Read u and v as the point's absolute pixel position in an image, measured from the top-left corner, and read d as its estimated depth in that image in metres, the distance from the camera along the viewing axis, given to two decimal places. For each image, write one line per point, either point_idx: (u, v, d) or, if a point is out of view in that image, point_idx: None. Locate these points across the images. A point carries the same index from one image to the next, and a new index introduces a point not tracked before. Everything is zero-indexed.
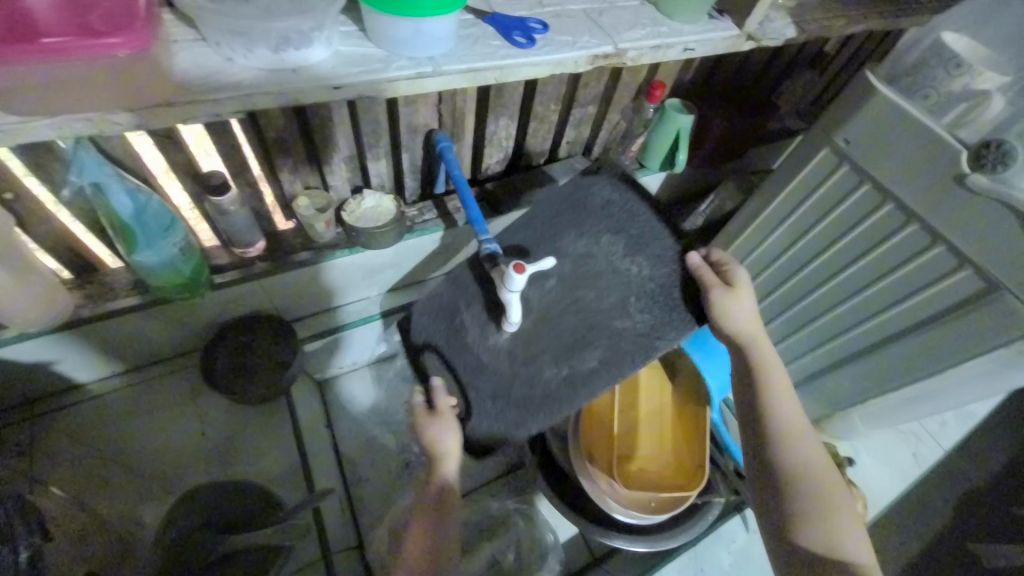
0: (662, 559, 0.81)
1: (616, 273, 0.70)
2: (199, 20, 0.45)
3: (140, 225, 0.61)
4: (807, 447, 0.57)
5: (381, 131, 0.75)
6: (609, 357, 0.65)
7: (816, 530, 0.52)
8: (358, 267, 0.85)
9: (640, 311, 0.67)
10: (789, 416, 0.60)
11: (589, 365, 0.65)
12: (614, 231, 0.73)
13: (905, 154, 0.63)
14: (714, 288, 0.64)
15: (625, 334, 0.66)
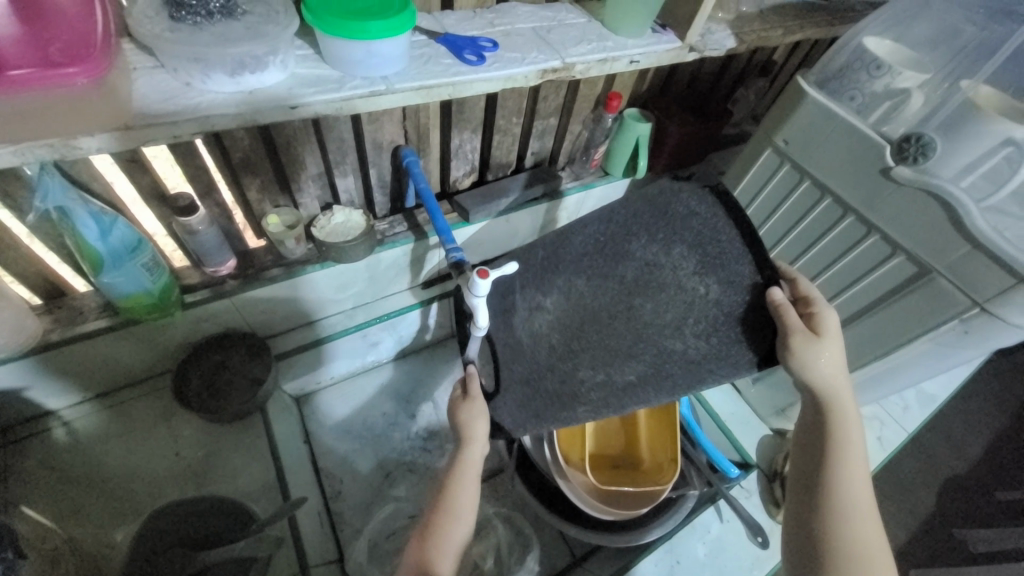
0: (639, 554, 0.81)
1: (678, 291, 0.55)
2: (156, 49, 0.47)
3: (106, 247, 0.62)
4: (868, 527, 0.50)
5: (347, 147, 0.78)
6: (652, 373, 0.55)
7: None
8: (330, 282, 0.86)
9: (696, 334, 0.53)
10: (856, 487, 0.51)
11: (627, 378, 0.56)
12: (688, 243, 0.55)
13: (837, 151, 0.68)
14: (797, 333, 0.50)
15: (674, 356, 0.54)
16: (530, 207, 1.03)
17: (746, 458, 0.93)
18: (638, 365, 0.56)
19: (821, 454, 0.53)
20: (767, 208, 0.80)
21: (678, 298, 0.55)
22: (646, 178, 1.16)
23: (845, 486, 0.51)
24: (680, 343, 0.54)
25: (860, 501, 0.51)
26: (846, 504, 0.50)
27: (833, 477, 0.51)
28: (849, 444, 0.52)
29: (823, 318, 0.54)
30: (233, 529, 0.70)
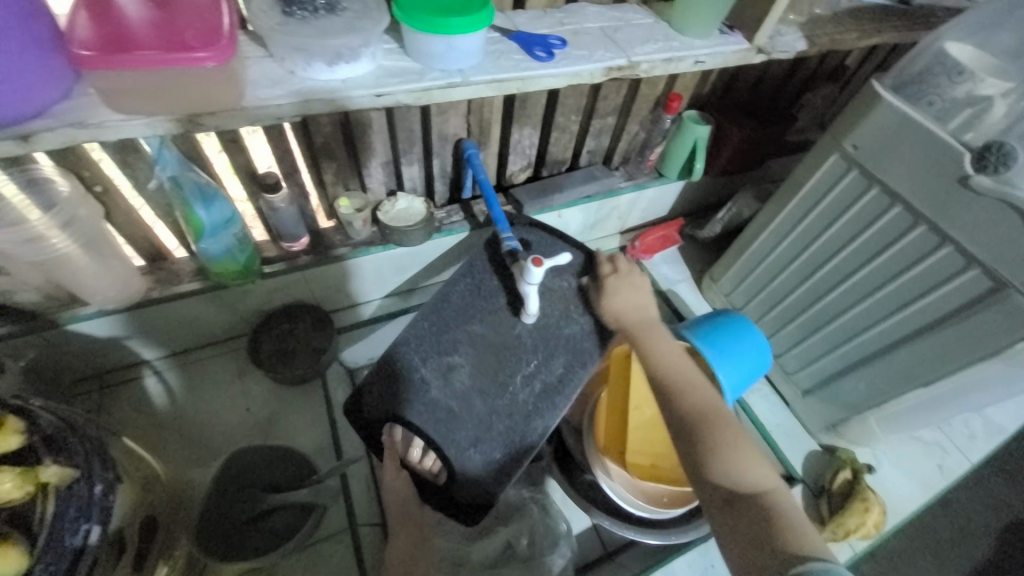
0: (672, 553, 0.84)
1: (552, 293, 0.81)
2: (268, 39, 0.53)
3: (206, 216, 0.70)
4: (692, 397, 0.67)
5: (415, 137, 0.83)
6: (570, 361, 0.77)
7: (715, 465, 0.60)
8: (390, 263, 0.93)
9: (579, 316, 0.80)
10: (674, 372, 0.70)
11: (554, 372, 0.77)
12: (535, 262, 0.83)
13: (910, 157, 0.66)
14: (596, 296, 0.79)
15: (571, 338, 0.79)
16: (582, 203, 1.05)
17: (791, 472, 0.90)
18: (554, 359, 0.77)
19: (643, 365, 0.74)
20: (829, 214, 0.78)
21: (551, 299, 0.80)
22: (700, 181, 1.15)
23: (677, 377, 0.69)
24: (574, 328, 0.80)
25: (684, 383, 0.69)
26: (679, 387, 0.68)
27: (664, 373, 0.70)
28: (659, 350, 0.73)
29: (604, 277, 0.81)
30: (293, 479, 0.78)
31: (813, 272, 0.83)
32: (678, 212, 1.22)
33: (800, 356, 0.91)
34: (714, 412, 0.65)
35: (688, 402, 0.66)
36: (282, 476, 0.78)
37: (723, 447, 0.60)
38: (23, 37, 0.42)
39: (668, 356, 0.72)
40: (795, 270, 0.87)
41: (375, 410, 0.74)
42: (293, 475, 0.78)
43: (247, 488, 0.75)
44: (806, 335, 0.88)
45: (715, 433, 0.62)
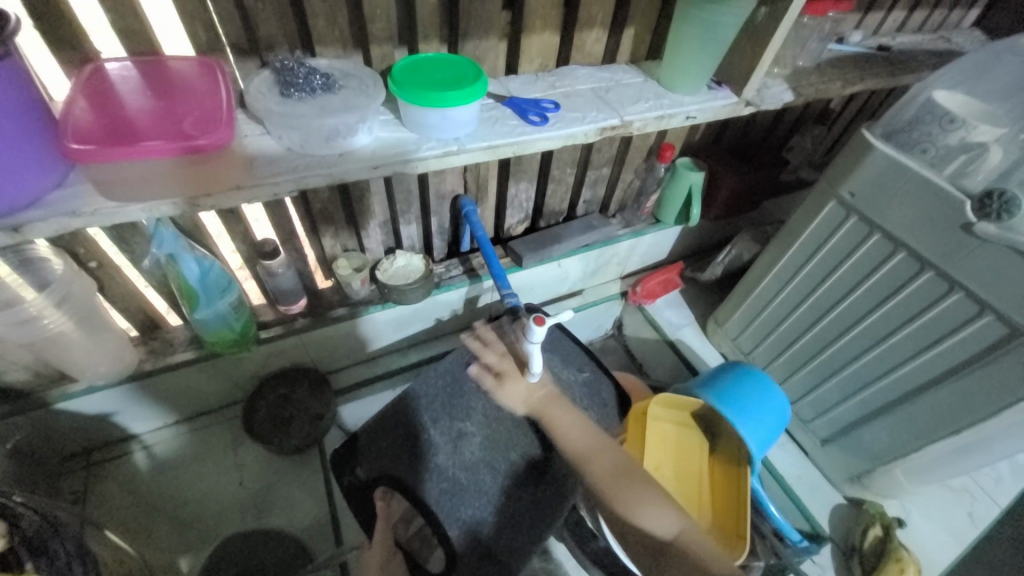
0: None
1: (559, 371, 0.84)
2: (266, 119, 0.54)
3: (202, 287, 0.69)
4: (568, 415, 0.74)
5: (412, 198, 0.83)
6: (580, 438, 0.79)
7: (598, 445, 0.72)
8: (389, 322, 0.91)
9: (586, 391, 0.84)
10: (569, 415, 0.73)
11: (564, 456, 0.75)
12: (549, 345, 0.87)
13: (908, 204, 0.66)
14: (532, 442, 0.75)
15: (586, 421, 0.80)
16: (581, 253, 1.05)
17: (817, 529, 0.85)
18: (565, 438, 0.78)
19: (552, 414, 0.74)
20: (831, 260, 0.78)
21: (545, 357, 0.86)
22: (698, 225, 1.16)
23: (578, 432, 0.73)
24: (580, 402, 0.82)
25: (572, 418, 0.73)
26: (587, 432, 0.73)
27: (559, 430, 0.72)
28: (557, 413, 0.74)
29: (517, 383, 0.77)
30: (284, 564, 0.75)
31: (821, 316, 0.82)
32: (678, 256, 1.22)
33: (815, 404, 0.88)
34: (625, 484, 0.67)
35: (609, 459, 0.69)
36: (273, 561, 0.75)
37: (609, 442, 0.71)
38: (16, 130, 0.42)
39: (575, 429, 0.71)
40: (802, 313, 0.85)
41: (372, 473, 0.72)
42: (285, 560, 0.76)
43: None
44: (818, 382, 0.86)
45: (642, 490, 0.66)
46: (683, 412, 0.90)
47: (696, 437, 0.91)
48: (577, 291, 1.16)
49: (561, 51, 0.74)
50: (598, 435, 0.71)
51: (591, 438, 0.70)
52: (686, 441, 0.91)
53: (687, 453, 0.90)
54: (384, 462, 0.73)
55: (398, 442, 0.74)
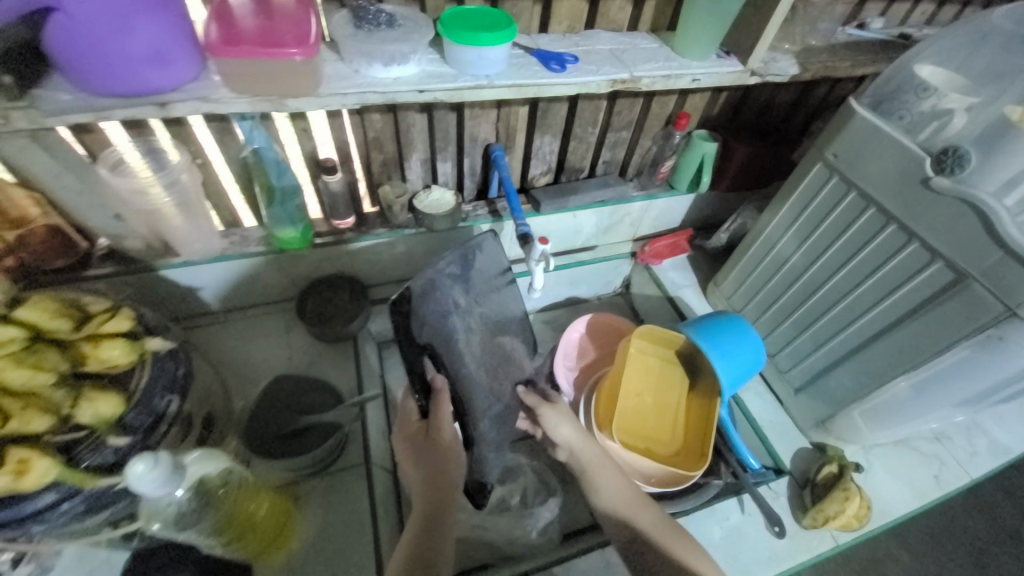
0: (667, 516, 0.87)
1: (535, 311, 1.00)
2: (344, 45, 0.69)
3: (279, 186, 0.87)
4: (606, 482, 0.79)
5: (449, 138, 0.98)
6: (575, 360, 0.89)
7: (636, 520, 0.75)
8: (421, 246, 1.07)
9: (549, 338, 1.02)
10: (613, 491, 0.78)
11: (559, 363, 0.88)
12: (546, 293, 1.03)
13: (879, 165, 0.74)
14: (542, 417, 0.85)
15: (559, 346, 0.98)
16: (596, 208, 1.16)
17: (779, 464, 0.94)
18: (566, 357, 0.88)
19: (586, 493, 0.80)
20: (815, 217, 0.86)
21: None
22: (709, 196, 1.25)
23: (598, 481, 0.79)
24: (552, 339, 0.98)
25: (609, 486, 0.79)
26: (604, 491, 0.78)
27: (598, 490, 0.79)
28: (598, 474, 0.80)
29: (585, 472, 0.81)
30: (320, 405, 0.87)
31: (805, 270, 0.89)
32: (689, 225, 1.31)
33: (792, 354, 0.96)
34: (660, 531, 0.73)
35: (642, 515, 0.75)
36: (309, 401, 0.88)
37: (622, 511, 0.76)
38: (169, 27, 0.58)
39: (612, 478, 0.80)
40: (788, 269, 0.93)
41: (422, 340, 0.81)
42: (321, 403, 0.88)
43: (285, 409, 0.85)
44: (797, 335, 0.94)
45: (667, 539, 0.72)
46: (669, 350, 1.02)
47: (679, 374, 1.02)
48: (590, 246, 1.27)
49: (586, 14, 0.86)
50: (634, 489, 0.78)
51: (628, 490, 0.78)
52: (668, 377, 1.02)
53: (668, 387, 1.01)
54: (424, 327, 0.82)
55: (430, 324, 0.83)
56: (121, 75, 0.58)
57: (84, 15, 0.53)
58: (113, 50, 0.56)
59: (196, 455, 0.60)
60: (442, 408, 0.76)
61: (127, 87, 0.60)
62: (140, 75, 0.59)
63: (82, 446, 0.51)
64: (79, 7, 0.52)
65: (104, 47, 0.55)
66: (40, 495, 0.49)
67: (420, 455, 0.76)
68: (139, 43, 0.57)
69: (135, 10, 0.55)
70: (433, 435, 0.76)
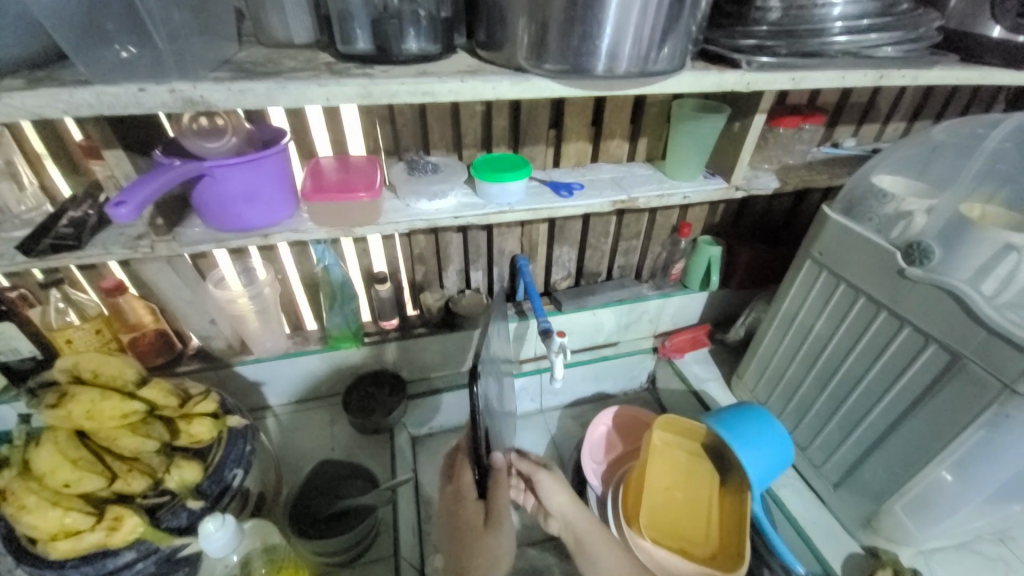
0: None
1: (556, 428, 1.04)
2: (399, 188, 0.90)
3: (340, 292, 1.04)
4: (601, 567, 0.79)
5: (481, 251, 1.16)
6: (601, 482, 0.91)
7: None
8: (454, 343, 1.19)
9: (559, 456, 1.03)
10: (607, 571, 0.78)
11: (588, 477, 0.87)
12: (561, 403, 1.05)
13: (857, 259, 0.83)
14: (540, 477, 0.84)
15: None
16: (614, 306, 1.27)
17: (827, 570, 0.87)
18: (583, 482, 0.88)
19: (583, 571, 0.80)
20: (815, 307, 0.93)
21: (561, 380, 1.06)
22: (722, 293, 1.34)
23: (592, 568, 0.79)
24: None
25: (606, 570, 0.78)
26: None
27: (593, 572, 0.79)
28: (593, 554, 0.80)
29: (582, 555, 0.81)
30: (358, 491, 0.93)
31: (817, 358, 0.93)
32: (706, 321, 1.39)
33: (821, 446, 0.95)
34: None
35: None
36: (348, 487, 0.94)
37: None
38: (279, 182, 0.79)
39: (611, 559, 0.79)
40: (802, 358, 0.97)
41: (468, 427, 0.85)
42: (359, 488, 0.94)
43: (326, 494, 0.92)
44: (822, 425, 0.94)
45: None
46: (695, 443, 1.03)
47: (706, 468, 1.01)
48: (612, 342, 1.35)
49: (590, 153, 1.08)
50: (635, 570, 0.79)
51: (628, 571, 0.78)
52: (696, 471, 1.01)
53: (696, 481, 1.00)
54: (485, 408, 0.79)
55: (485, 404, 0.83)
56: (241, 217, 0.78)
57: (224, 177, 0.73)
58: (240, 200, 0.76)
59: (250, 525, 0.66)
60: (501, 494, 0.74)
61: (242, 225, 0.79)
62: (254, 217, 0.79)
63: (165, 509, 0.60)
64: (222, 172, 0.73)
65: (233, 196, 0.76)
66: (122, 552, 0.58)
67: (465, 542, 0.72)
68: (259, 195, 0.78)
69: (261, 174, 0.76)
70: (492, 524, 0.71)
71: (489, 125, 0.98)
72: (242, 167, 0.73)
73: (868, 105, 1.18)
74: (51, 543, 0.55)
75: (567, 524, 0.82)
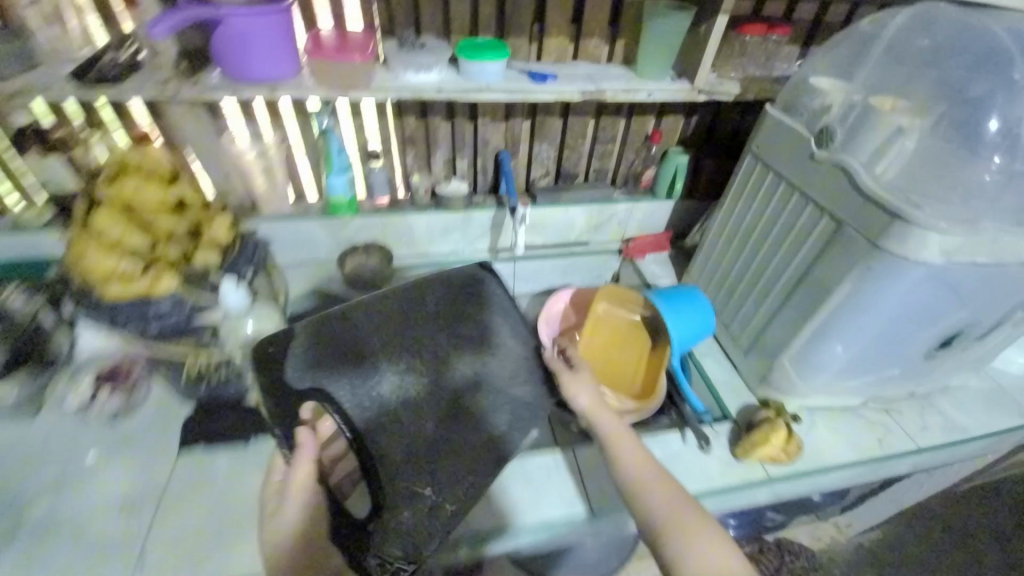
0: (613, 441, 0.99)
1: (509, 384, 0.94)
2: (391, 61, 1.02)
3: (336, 158, 1.17)
4: (633, 463, 0.79)
5: (466, 140, 1.29)
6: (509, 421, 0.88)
7: (669, 524, 0.70)
8: (438, 224, 1.34)
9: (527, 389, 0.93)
10: (634, 466, 0.79)
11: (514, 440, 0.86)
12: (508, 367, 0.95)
13: (782, 147, 0.95)
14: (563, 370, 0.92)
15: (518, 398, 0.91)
16: (585, 204, 1.40)
17: (725, 413, 1.05)
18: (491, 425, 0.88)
19: (613, 465, 0.81)
20: (751, 198, 1.06)
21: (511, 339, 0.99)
22: (688, 202, 1.46)
23: (623, 465, 0.80)
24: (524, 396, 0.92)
25: (634, 468, 0.78)
26: (630, 474, 0.78)
27: (624, 466, 0.79)
28: (623, 448, 0.81)
29: (614, 449, 0.82)
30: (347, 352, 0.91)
31: (747, 242, 1.08)
32: (672, 229, 1.52)
33: (741, 320, 1.11)
34: (682, 515, 0.71)
35: (658, 501, 0.74)
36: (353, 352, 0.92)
37: (648, 499, 0.75)
38: (285, 37, 0.92)
39: (637, 457, 0.80)
40: (736, 244, 1.12)
41: (388, 393, 0.90)
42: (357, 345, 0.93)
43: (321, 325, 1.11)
44: (744, 301, 1.10)
45: (696, 531, 0.69)
46: (634, 316, 1.19)
47: (642, 335, 1.18)
48: (583, 241, 1.49)
49: (570, 51, 1.17)
50: (657, 468, 0.79)
51: (652, 469, 0.78)
52: (633, 338, 1.19)
53: (633, 345, 1.18)
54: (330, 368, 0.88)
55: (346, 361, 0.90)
56: (252, 67, 0.91)
57: (237, 26, 0.87)
58: (252, 50, 0.89)
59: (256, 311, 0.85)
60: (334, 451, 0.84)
61: (253, 76, 0.93)
62: (263, 69, 0.93)
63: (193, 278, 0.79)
64: (235, 22, 0.86)
65: (244, 45, 0.89)
66: (160, 302, 0.75)
67: (319, 503, 0.75)
68: (267, 46, 0.90)
69: (271, 26, 0.88)
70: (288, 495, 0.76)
71: (476, 12, 1.07)
72: (252, 17, 0.86)
73: (844, 22, 1.24)
74: (106, 286, 0.73)
75: (593, 425, 0.87)
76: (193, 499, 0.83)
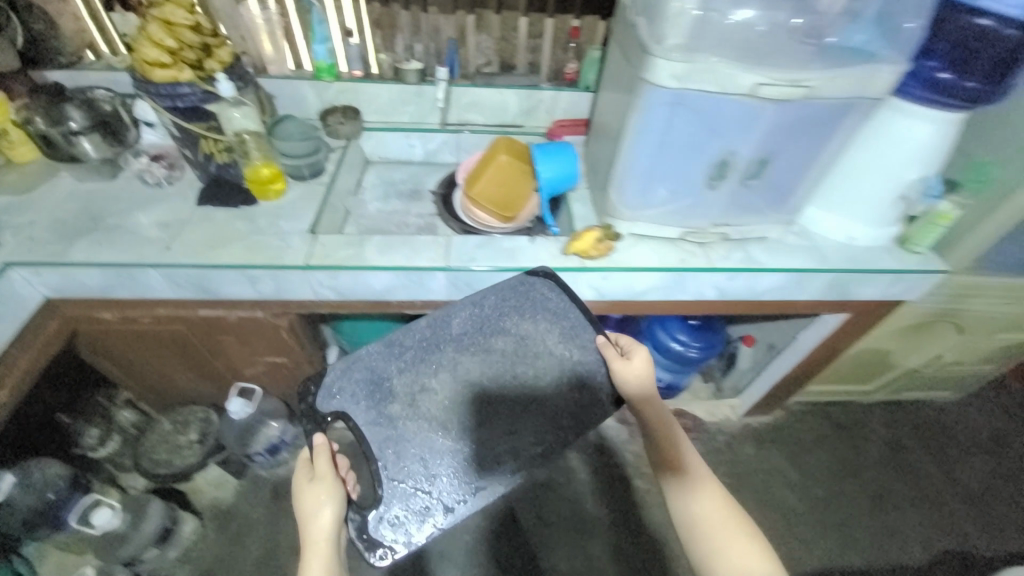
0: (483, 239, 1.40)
1: (535, 390, 1.06)
2: None
3: (316, 29, 1.62)
4: (700, 468, 1.10)
5: (421, 27, 1.67)
6: (544, 424, 1.02)
7: (717, 529, 1.03)
8: (398, 95, 1.75)
9: (568, 384, 1.07)
10: (697, 470, 1.10)
11: (525, 435, 1.01)
12: (532, 372, 1.08)
13: (619, 18, 1.27)
14: (615, 360, 1.08)
15: (559, 409, 1.04)
16: (515, 88, 1.75)
17: None
18: (518, 427, 1.02)
19: (675, 469, 1.11)
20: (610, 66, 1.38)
21: (548, 351, 1.10)
22: None
23: (678, 468, 1.10)
24: (553, 391, 1.06)
25: (702, 473, 1.09)
26: (688, 476, 1.09)
27: (684, 469, 1.10)
28: (694, 459, 1.11)
29: (682, 458, 1.11)
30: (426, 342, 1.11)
31: (607, 103, 1.41)
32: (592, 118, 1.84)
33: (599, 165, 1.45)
34: (721, 519, 1.04)
35: (701, 505, 1.06)
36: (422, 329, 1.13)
37: (699, 504, 1.06)
38: None
39: (690, 459, 1.12)
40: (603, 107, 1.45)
41: (434, 408, 1.03)
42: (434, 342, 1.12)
43: None
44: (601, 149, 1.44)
45: (738, 536, 1.02)
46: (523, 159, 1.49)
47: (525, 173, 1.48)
48: (519, 124, 1.82)
49: None
50: (705, 471, 1.10)
51: (703, 471, 1.10)
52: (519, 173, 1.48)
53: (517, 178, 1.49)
54: (356, 394, 1.03)
55: (372, 387, 1.05)
56: None
57: None
58: None
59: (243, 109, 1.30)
60: (322, 461, 1.03)
61: None
62: None
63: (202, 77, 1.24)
64: None
65: None
66: (183, 87, 1.22)
67: (319, 498, 1.02)
68: None
69: None
70: (314, 479, 1.03)
71: None
72: None
73: None
74: (152, 71, 1.20)
75: (656, 427, 1.13)
76: (198, 225, 1.33)
